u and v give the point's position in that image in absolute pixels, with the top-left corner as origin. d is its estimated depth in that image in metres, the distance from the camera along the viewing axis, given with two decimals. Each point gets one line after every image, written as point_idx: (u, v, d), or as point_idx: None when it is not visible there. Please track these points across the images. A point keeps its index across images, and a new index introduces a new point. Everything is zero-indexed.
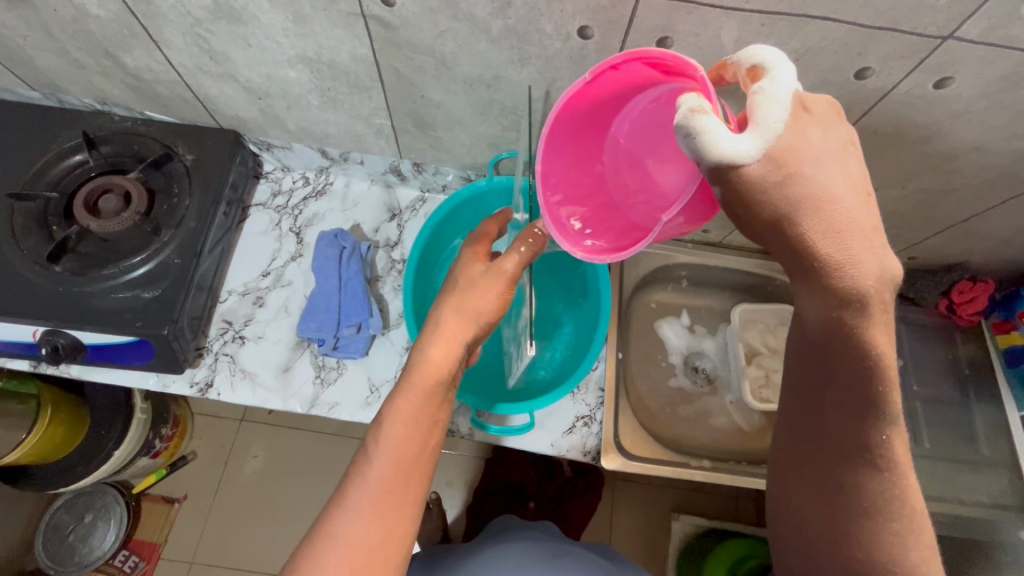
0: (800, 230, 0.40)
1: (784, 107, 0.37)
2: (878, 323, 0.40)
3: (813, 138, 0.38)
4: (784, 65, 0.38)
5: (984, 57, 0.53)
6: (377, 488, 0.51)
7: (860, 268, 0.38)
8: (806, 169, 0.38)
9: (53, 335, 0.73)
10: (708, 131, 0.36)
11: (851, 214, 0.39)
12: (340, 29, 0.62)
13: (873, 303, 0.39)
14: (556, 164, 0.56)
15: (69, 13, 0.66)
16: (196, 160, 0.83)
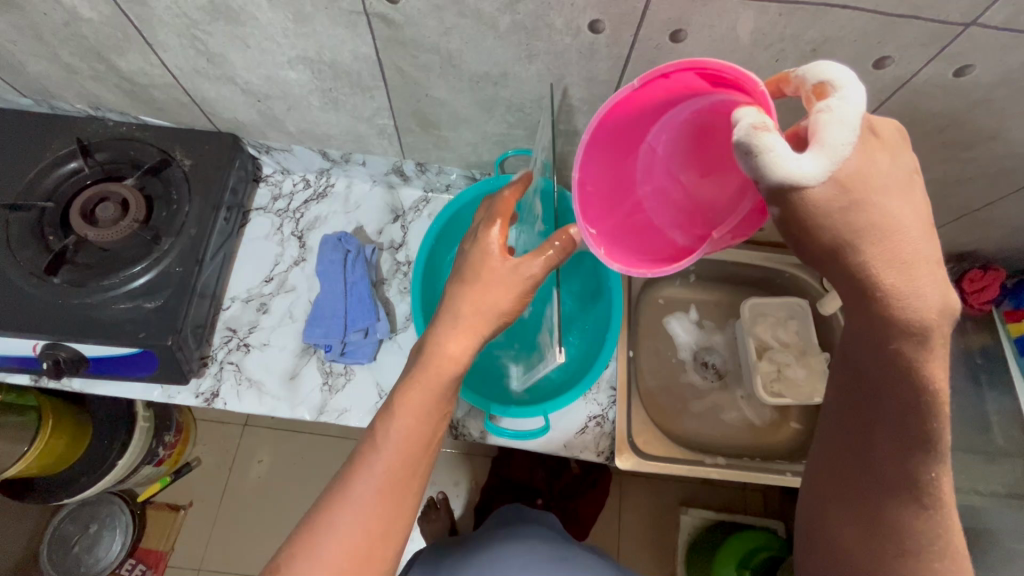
0: (860, 258, 0.37)
1: (851, 129, 0.34)
2: (936, 358, 0.38)
3: (881, 167, 0.37)
4: (856, 85, 0.34)
5: (1007, 44, 0.51)
6: (381, 480, 0.50)
7: (924, 299, 0.36)
8: (872, 197, 0.36)
9: (54, 348, 0.71)
10: (772, 148, 0.34)
11: (913, 246, 0.37)
12: (342, 28, 0.60)
13: (934, 338, 0.37)
14: (590, 172, 0.54)
15: (61, 17, 0.64)
16: (195, 165, 0.82)
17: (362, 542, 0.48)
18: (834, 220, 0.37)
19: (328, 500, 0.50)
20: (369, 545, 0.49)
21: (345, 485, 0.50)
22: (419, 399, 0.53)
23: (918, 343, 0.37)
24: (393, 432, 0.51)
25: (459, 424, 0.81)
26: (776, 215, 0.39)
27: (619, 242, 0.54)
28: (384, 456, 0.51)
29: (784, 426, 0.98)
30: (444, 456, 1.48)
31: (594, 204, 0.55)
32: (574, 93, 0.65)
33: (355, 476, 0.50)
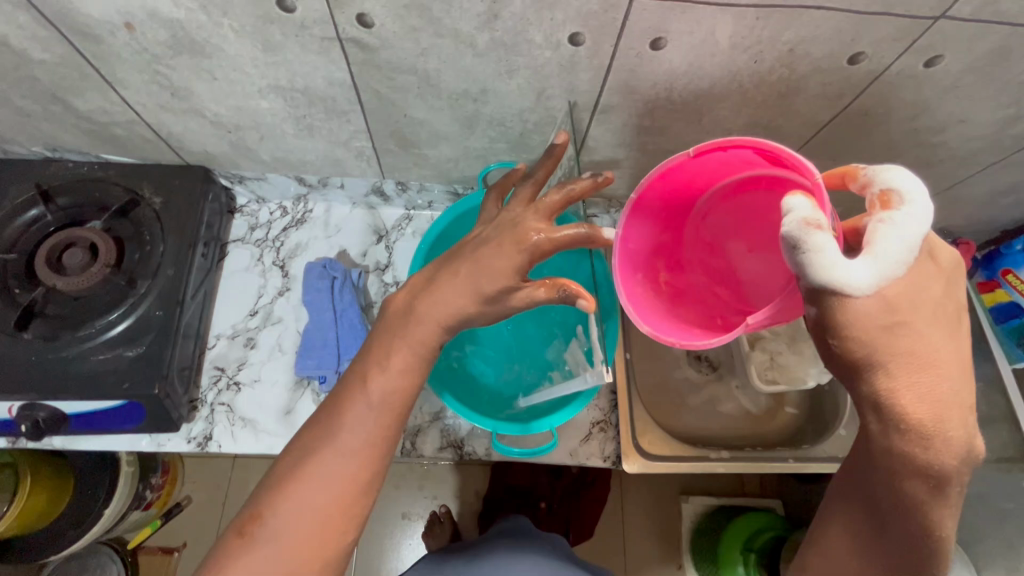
0: (892, 386, 0.40)
1: (906, 246, 0.37)
2: (950, 497, 0.41)
3: (931, 294, 0.39)
4: (923, 204, 0.38)
5: (973, 33, 0.53)
6: (365, 431, 0.52)
7: (949, 442, 0.39)
8: (916, 322, 0.38)
9: (32, 408, 0.68)
10: (821, 251, 0.37)
11: (949, 384, 0.39)
12: (315, 54, 0.58)
13: (953, 480, 0.40)
14: (636, 234, 0.56)
15: (10, 60, 0.60)
16: (166, 203, 0.78)
17: (345, 490, 0.51)
18: (872, 342, 0.39)
19: (313, 453, 0.51)
20: (351, 496, 0.51)
21: (331, 437, 0.52)
22: (407, 360, 0.54)
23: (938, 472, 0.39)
24: (381, 390, 0.53)
25: (464, 443, 0.80)
26: (813, 315, 0.40)
27: (658, 307, 0.56)
28: (371, 414, 0.52)
29: (780, 413, 1.00)
30: (442, 470, 1.46)
31: (637, 266, 0.57)
32: (556, 104, 0.65)
33: (340, 428, 0.52)
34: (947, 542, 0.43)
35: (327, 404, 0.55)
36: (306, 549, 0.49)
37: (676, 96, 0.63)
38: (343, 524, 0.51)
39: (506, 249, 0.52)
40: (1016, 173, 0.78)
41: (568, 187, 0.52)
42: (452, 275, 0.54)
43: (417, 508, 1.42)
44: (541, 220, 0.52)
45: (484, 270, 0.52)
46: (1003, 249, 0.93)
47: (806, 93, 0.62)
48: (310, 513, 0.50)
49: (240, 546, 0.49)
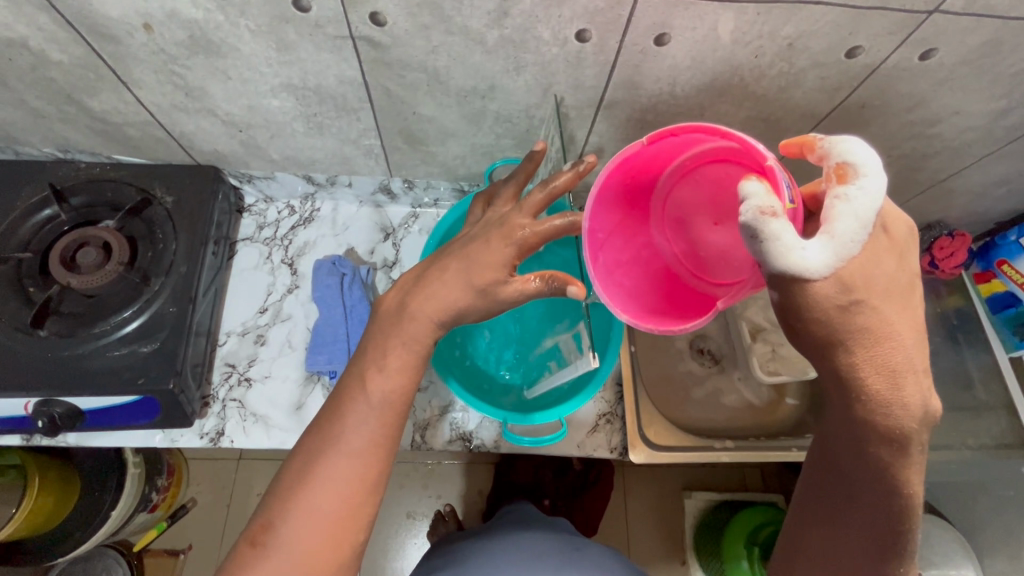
0: (852, 360, 0.40)
1: (862, 226, 0.37)
2: (912, 458, 0.42)
3: (884, 271, 0.39)
4: (878, 180, 0.37)
5: (967, 27, 0.55)
6: (368, 431, 0.53)
7: (907, 406, 0.40)
8: (870, 298, 0.39)
9: (47, 405, 0.68)
10: (779, 239, 0.36)
11: (904, 353, 0.40)
12: (327, 53, 0.59)
13: (912, 441, 0.41)
14: (601, 222, 0.55)
15: (28, 61, 0.61)
16: (177, 202, 0.79)
17: (352, 490, 0.51)
18: (832, 320, 0.39)
19: (318, 456, 0.52)
20: (358, 496, 0.52)
21: (334, 441, 0.52)
22: (404, 358, 0.55)
23: (902, 435, 0.41)
24: (380, 390, 0.54)
25: (472, 436, 0.82)
26: (775, 299, 0.40)
27: (627, 294, 0.56)
28: (371, 414, 0.53)
29: (782, 404, 1.02)
30: (447, 468, 1.47)
31: (604, 255, 0.56)
32: (562, 100, 0.66)
33: (341, 432, 0.53)
34: (915, 501, 0.44)
35: (325, 408, 0.55)
36: (322, 551, 0.50)
37: (679, 91, 0.64)
38: (354, 527, 0.52)
39: (494, 245, 0.53)
40: (1009, 164, 0.80)
41: (552, 184, 0.52)
42: (443, 271, 0.55)
43: (422, 507, 1.43)
44: (526, 216, 0.53)
45: (475, 264, 0.53)
46: (997, 240, 0.95)
47: (805, 87, 0.64)
48: (320, 515, 0.50)
49: (254, 556, 0.50)
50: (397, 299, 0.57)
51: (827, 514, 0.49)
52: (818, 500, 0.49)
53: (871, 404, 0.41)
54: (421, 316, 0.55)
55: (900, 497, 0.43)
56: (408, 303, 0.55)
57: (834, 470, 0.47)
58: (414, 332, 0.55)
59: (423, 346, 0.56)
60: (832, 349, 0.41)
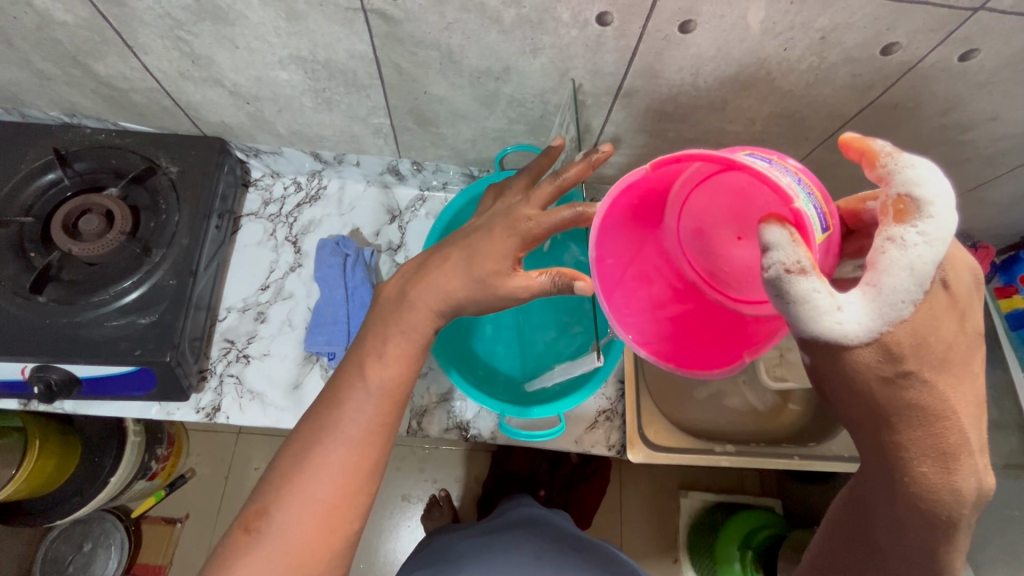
0: (896, 436, 0.38)
1: (914, 282, 0.34)
2: (960, 539, 0.39)
3: (943, 337, 0.36)
4: (944, 223, 0.33)
5: (1012, 28, 0.52)
6: (370, 418, 0.52)
7: (956, 489, 0.37)
8: (925, 371, 0.36)
9: (44, 370, 0.68)
10: (807, 302, 0.34)
11: (960, 433, 0.37)
12: (338, 26, 0.57)
13: (962, 525, 0.38)
14: (610, 245, 0.52)
15: (32, 20, 0.60)
16: (182, 172, 0.78)
17: (347, 477, 0.50)
18: (873, 392, 0.37)
19: (313, 441, 0.51)
20: (355, 483, 0.51)
21: (332, 428, 0.51)
22: (403, 347, 0.54)
23: (947, 521, 0.38)
24: (378, 377, 0.53)
25: (470, 425, 0.81)
26: (810, 364, 0.39)
27: (646, 319, 0.54)
28: (369, 402, 0.52)
29: (785, 410, 1.00)
30: (443, 453, 1.47)
31: (619, 280, 0.54)
32: (580, 86, 0.64)
33: (338, 419, 0.52)
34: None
35: (324, 394, 0.54)
36: (315, 539, 0.49)
37: (701, 83, 0.62)
38: (351, 516, 0.51)
39: (497, 233, 0.51)
40: None
41: (562, 175, 0.50)
42: (444, 261, 0.54)
43: (417, 490, 1.43)
44: (533, 208, 0.51)
45: (477, 254, 0.51)
46: None
47: (834, 84, 0.61)
48: (314, 502, 0.49)
49: (247, 542, 0.49)
50: (399, 286, 0.56)
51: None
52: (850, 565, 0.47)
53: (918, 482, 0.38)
54: (423, 303, 0.53)
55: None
56: (410, 292, 0.54)
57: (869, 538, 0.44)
58: (416, 319, 0.54)
59: (424, 334, 0.55)
60: (878, 422, 0.39)
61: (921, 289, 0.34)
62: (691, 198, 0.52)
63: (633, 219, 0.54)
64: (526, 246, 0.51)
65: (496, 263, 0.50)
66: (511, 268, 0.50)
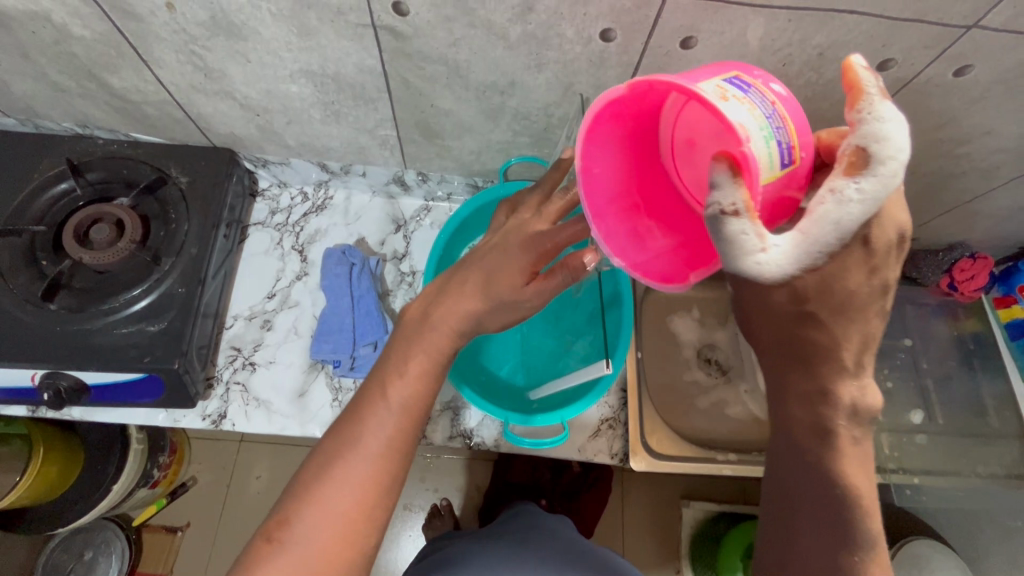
0: (779, 361, 0.41)
1: (838, 234, 0.34)
2: (848, 453, 0.41)
3: (852, 286, 0.36)
4: (886, 184, 0.33)
5: (1005, 45, 0.53)
6: (391, 433, 0.52)
7: (832, 400, 0.39)
8: (824, 313, 0.37)
9: (54, 377, 0.69)
10: (734, 243, 0.34)
11: (846, 363, 0.39)
12: (348, 41, 0.59)
13: (843, 437, 0.40)
14: (601, 159, 0.47)
15: (51, 35, 0.61)
16: (192, 182, 0.80)
17: (366, 491, 0.51)
18: (787, 319, 0.38)
19: (335, 455, 0.52)
20: (376, 496, 0.51)
21: (354, 443, 0.52)
22: (423, 365, 0.55)
23: (831, 434, 0.40)
24: (398, 393, 0.53)
25: (473, 433, 0.81)
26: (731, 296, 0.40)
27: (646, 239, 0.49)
28: (390, 417, 0.53)
29: None
30: (445, 462, 1.47)
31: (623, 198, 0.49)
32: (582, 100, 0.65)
33: (359, 435, 0.52)
34: (862, 500, 0.41)
35: (348, 410, 0.55)
36: (335, 552, 0.49)
37: None
38: (370, 529, 0.51)
39: (512, 251, 0.53)
40: None
41: (572, 191, 0.53)
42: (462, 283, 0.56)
43: (419, 499, 1.43)
44: (545, 224, 0.54)
45: (492, 274, 0.54)
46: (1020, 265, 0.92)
47: (832, 99, 0.62)
48: (335, 516, 0.50)
49: (268, 550, 0.49)
50: (422, 306, 0.57)
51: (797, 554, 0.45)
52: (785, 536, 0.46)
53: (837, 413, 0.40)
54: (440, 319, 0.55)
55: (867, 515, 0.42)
56: (431, 313, 0.56)
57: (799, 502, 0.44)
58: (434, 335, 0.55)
59: (440, 351, 0.55)
60: (789, 356, 0.40)
61: (845, 241, 0.34)
62: (687, 106, 0.43)
63: (635, 136, 0.49)
64: (541, 262, 0.53)
65: (513, 280, 0.52)
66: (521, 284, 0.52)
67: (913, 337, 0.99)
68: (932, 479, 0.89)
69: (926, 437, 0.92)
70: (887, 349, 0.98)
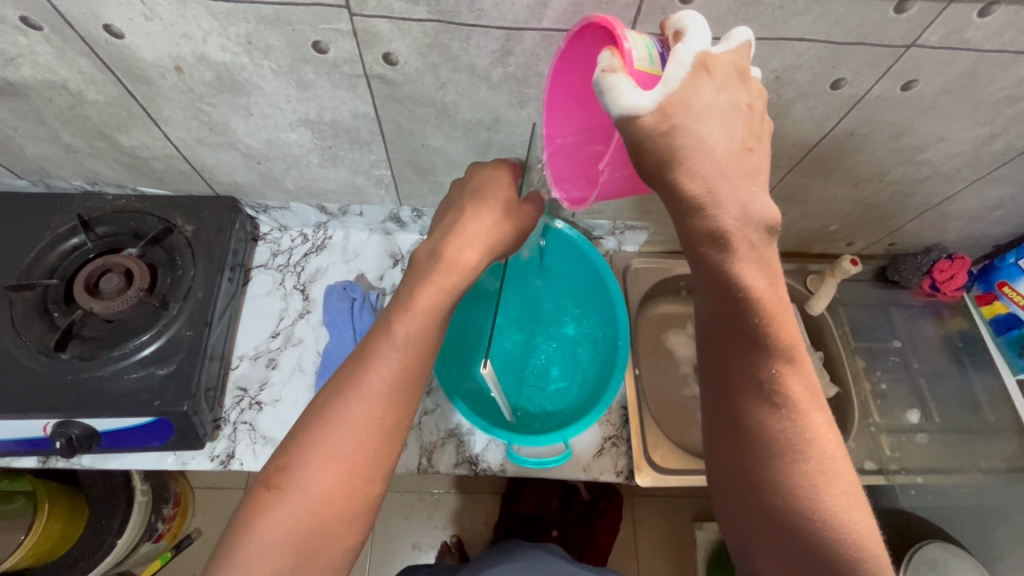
0: (675, 182, 0.40)
1: (683, 65, 0.39)
2: (746, 259, 0.40)
3: (705, 97, 0.39)
4: (694, 35, 0.41)
5: (943, 60, 0.58)
6: (398, 369, 0.50)
7: (722, 208, 0.39)
8: (692, 122, 0.39)
9: (66, 426, 0.70)
10: (616, 84, 0.39)
11: (715, 168, 0.40)
12: (342, 90, 0.64)
13: (740, 243, 0.40)
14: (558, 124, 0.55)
15: (66, 101, 0.66)
16: (197, 231, 0.83)
17: (354, 455, 0.48)
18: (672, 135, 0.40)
19: (334, 396, 0.49)
20: (382, 441, 0.49)
21: (334, 419, 0.48)
22: None
23: (728, 241, 0.39)
24: (405, 332, 0.51)
25: (479, 459, 0.82)
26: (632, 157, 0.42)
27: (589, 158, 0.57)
28: (395, 356, 0.50)
29: None
30: (453, 498, 1.46)
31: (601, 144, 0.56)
32: None
33: (363, 378, 0.50)
34: (768, 312, 0.40)
35: (339, 370, 0.51)
36: (336, 494, 0.47)
37: None
38: (375, 475, 0.49)
39: (501, 176, 0.61)
40: (1002, 188, 0.82)
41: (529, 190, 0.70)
42: (479, 196, 0.58)
43: (428, 538, 1.41)
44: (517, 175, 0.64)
45: (487, 187, 0.59)
46: (996, 264, 0.95)
47: (794, 116, 0.67)
48: (338, 457, 0.48)
49: (271, 499, 0.47)
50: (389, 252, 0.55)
51: (751, 536, 0.46)
52: (715, 481, 0.49)
53: (799, 380, 0.43)
54: (463, 256, 0.55)
55: (829, 481, 0.42)
56: (445, 249, 0.55)
57: (744, 396, 0.44)
58: (460, 267, 0.54)
59: None
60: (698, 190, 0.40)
61: (689, 71, 0.40)
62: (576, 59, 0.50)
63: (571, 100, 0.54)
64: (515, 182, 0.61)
65: (514, 194, 0.60)
66: (518, 202, 0.60)
67: (902, 338, 1.02)
68: (936, 478, 0.89)
69: (925, 436, 0.93)
70: (878, 352, 1.00)
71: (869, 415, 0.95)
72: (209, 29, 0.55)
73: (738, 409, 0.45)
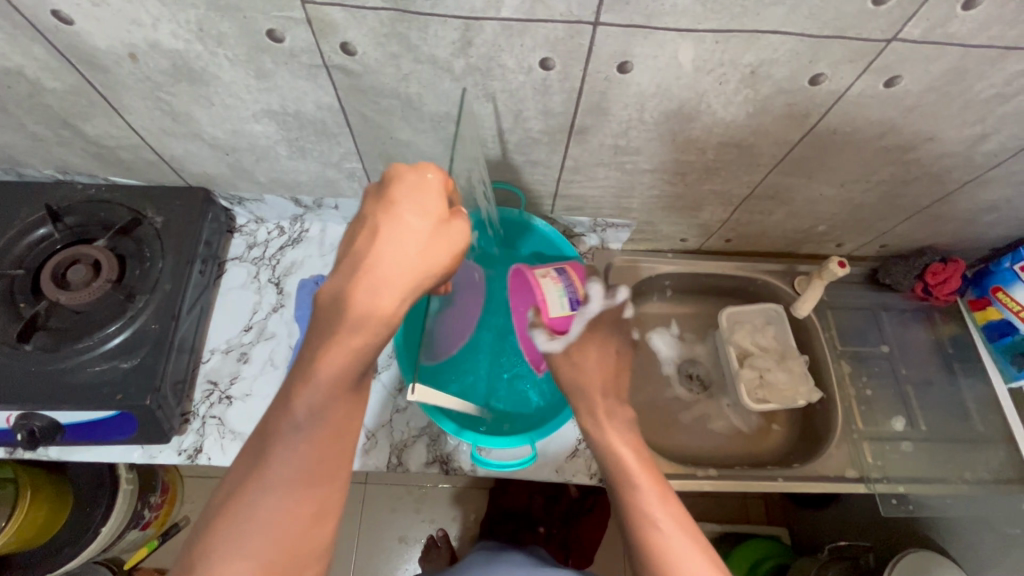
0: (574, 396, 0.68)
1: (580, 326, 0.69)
2: (609, 428, 0.65)
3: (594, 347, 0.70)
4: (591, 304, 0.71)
5: (926, 56, 0.55)
6: (308, 460, 0.47)
7: (591, 406, 0.66)
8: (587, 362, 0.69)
9: (29, 418, 0.70)
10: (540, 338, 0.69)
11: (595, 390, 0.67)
12: (303, 80, 0.62)
13: (600, 419, 0.65)
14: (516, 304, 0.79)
15: (24, 88, 0.65)
16: (167, 223, 0.82)
17: (270, 551, 0.45)
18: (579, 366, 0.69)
19: (242, 487, 0.46)
20: (298, 539, 0.46)
21: (242, 516, 0.45)
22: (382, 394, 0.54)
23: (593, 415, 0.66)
24: (306, 409, 0.47)
25: (450, 459, 0.81)
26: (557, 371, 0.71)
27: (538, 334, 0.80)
28: (300, 438, 0.47)
29: (770, 431, 0.98)
30: (440, 492, 1.45)
31: None
32: (534, 126, 0.68)
33: (268, 466, 0.47)
34: (626, 454, 0.62)
35: (245, 455, 0.48)
36: None
37: (648, 117, 0.65)
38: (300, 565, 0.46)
39: (414, 190, 0.49)
40: (996, 190, 0.78)
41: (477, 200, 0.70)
42: (393, 217, 0.48)
43: (414, 532, 1.41)
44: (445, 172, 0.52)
45: (396, 213, 0.48)
46: (989, 268, 0.92)
47: (773, 113, 0.64)
48: (250, 557, 0.44)
49: None
50: None
51: None
52: None
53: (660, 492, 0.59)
54: (377, 303, 0.47)
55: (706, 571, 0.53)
56: (353, 296, 0.47)
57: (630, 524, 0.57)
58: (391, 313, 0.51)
59: None
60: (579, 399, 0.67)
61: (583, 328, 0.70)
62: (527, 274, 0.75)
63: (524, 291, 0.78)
64: (430, 196, 0.49)
65: (440, 210, 0.50)
66: (447, 218, 0.50)
67: (892, 343, 0.99)
68: (919, 488, 0.87)
69: (910, 444, 0.90)
70: (866, 356, 0.98)
71: (852, 421, 0.92)
72: (159, 15, 0.54)
73: (638, 533, 0.56)
